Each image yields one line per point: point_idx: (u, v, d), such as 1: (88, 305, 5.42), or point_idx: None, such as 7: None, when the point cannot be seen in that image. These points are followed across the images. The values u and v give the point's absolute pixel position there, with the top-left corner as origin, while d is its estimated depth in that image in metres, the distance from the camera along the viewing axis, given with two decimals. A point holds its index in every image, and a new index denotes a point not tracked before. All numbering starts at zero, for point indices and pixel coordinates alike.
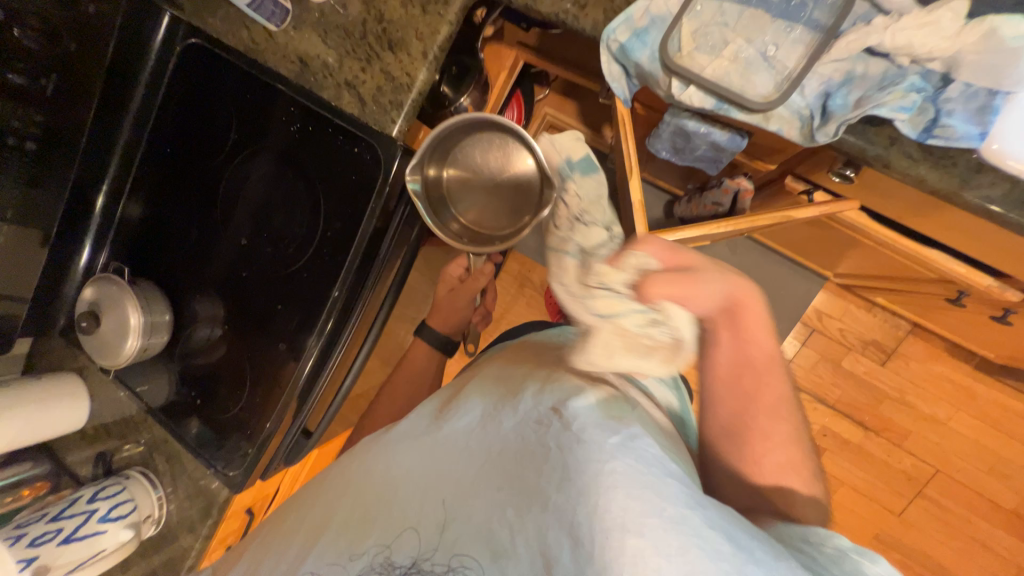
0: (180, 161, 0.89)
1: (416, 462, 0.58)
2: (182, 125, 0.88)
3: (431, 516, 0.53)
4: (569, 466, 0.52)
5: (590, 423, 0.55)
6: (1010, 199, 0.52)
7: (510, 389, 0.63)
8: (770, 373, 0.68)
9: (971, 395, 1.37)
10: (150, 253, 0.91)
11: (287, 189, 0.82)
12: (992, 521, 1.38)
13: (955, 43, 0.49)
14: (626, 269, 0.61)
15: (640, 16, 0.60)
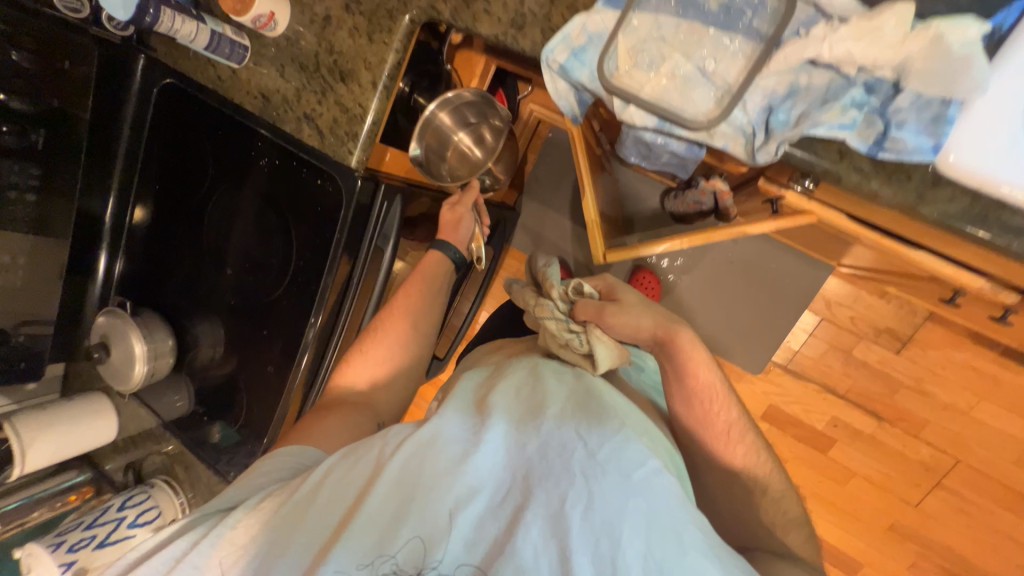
0: (180, 161, 0.92)
1: (442, 472, 0.60)
2: (178, 132, 0.91)
3: (458, 529, 0.57)
4: (593, 497, 0.55)
5: (617, 456, 0.58)
6: (970, 214, 0.48)
7: (536, 406, 0.65)
8: (714, 393, 0.75)
9: (997, 382, 1.28)
10: (167, 252, 0.96)
11: (260, 223, 0.86)
12: (1018, 513, 1.31)
13: (903, 51, 0.44)
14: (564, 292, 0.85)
15: (577, 34, 0.58)
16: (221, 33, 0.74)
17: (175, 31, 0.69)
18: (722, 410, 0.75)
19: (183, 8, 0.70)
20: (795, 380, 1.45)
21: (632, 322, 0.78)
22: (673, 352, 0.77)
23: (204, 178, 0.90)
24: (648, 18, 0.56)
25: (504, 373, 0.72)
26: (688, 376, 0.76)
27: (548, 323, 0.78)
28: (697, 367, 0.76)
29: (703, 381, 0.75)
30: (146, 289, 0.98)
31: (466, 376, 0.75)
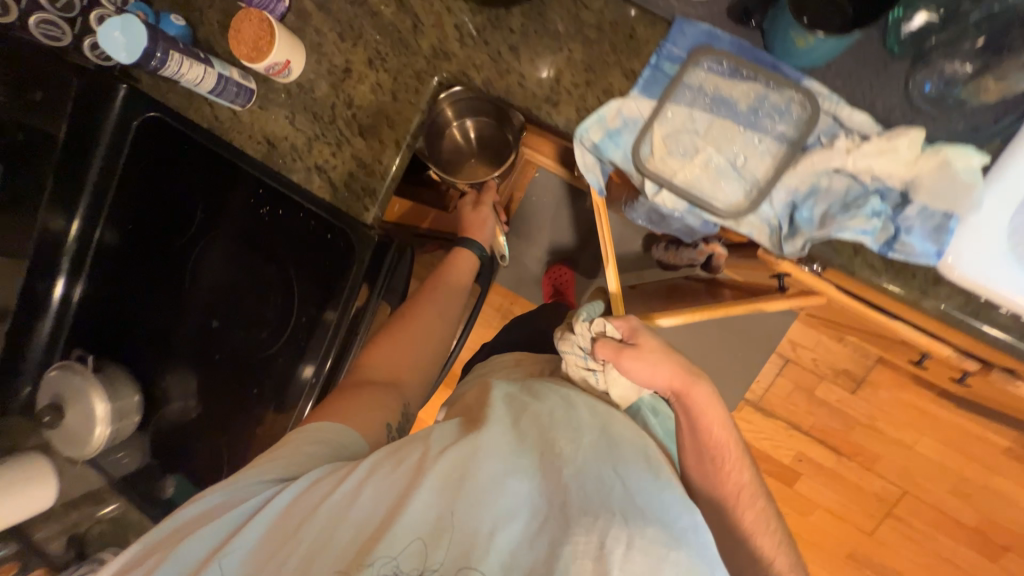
0: (166, 179, 0.83)
1: (484, 486, 0.57)
2: (166, 150, 0.83)
3: (498, 550, 0.54)
4: (635, 540, 0.52)
5: (654, 497, 0.57)
6: (964, 310, 0.54)
7: (574, 431, 0.63)
8: (729, 449, 0.78)
9: (935, 419, 1.43)
10: (140, 284, 0.86)
11: (254, 271, 0.80)
12: (955, 538, 1.45)
13: (915, 170, 0.51)
14: (589, 331, 0.81)
15: (612, 117, 0.61)
16: (229, 76, 0.70)
17: (180, 74, 0.65)
18: (734, 469, 0.78)
19: (191, 51, 0.65)
20: (765, 418, 1.54)
21: (649, 369, 0.77)
22: (690, 407, 0.78)
23: (196, 203, 0.82)
24: (682, 111, 0.59)
25: (538, 394, 0.70)
26: (702, 432, 0.78)
27: (569, 358, 0.81)
28: (712, 425, 0.78)
29: (716, 440, 0.78)
30: (111, 327, 0.87)
31: (498, 388, 0.73)
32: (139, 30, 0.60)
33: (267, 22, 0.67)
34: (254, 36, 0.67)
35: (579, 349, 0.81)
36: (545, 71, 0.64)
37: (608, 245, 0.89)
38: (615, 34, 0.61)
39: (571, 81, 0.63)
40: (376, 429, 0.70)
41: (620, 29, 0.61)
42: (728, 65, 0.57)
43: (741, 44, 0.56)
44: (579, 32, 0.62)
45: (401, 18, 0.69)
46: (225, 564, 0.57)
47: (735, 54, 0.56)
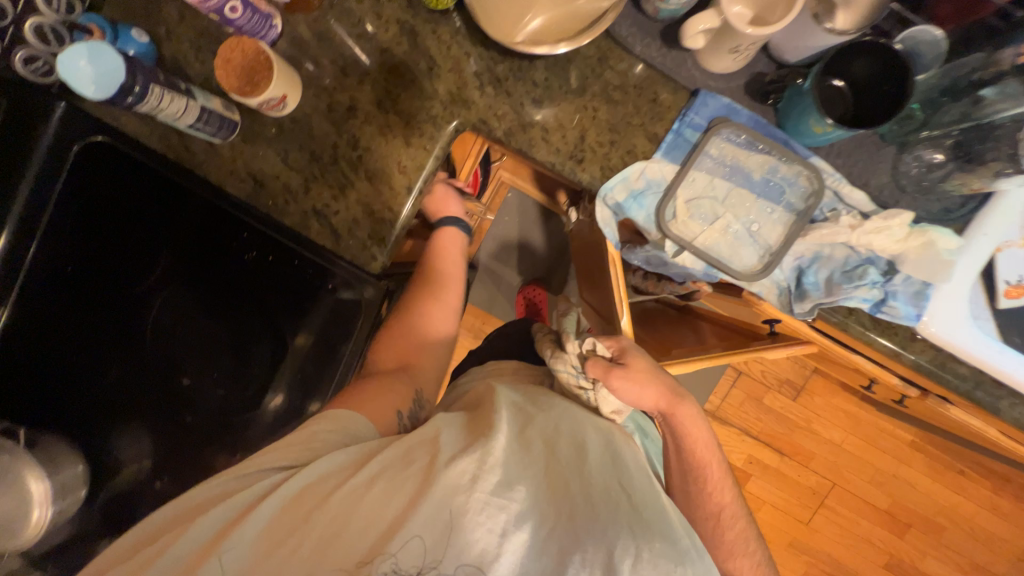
0: (129, 213, 0.72)
1: (496, 493, 0.52)
2: (134, 181, 0.71)
3: (507, 551, 0.51)
4: (641, 554, 0.51)
5: (659, 512, 0.56)
6: (934, 361, 0.62)
7: (582, 444, 0.60)
8: (714, 469, 0.74)
9: (858, 419, 1.64)
10: (85, 333, 0.71)
11: (235, 320, 0.75)
12: (873, 521, 1.67)
13: (903, 247, 0.58)
14: (575, 349, 0.72)
15: (636, 178, 0.62)
16: (211, 108, 0.61)
17: (159, 110, 0.58)
18: (718, 490, 0.73)
19: (172, 82, 0.58)
20: (720, 426, 1.67)
21: (637, 390, 0.69)
22: (676, 428, 0.73)
23: (175, 246, 0.73)
24: (702, 177, 0.62)
25: (547, 395, 0.67)
26: (686, 451, 0.74)
27: (563, 376, 0.72)
28: (695, 444, 0.73)
29: (699, 459, 0.73)
30: (31, 390, 0.69)
31: (502, 394, 0.66)
32: (111, 59, 0.53)
33: (264, 55, 0.60)
34: (245, 67, 0.60)
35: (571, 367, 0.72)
36: (570, 128, 0.64)
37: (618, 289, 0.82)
38: (639, 98, 0.62)
39: (595, 139, 0.63)
40: (386, 417, 0.63)
41: (643, 93, 0.62)
42: (745, 137, 0.60)
43: (757, 119, 0.60)
44: (603, 91, 0.63)
45: (415, 58, 0.65)
46: (227, 559, 0.49)
47: (752, 128, 0.60)
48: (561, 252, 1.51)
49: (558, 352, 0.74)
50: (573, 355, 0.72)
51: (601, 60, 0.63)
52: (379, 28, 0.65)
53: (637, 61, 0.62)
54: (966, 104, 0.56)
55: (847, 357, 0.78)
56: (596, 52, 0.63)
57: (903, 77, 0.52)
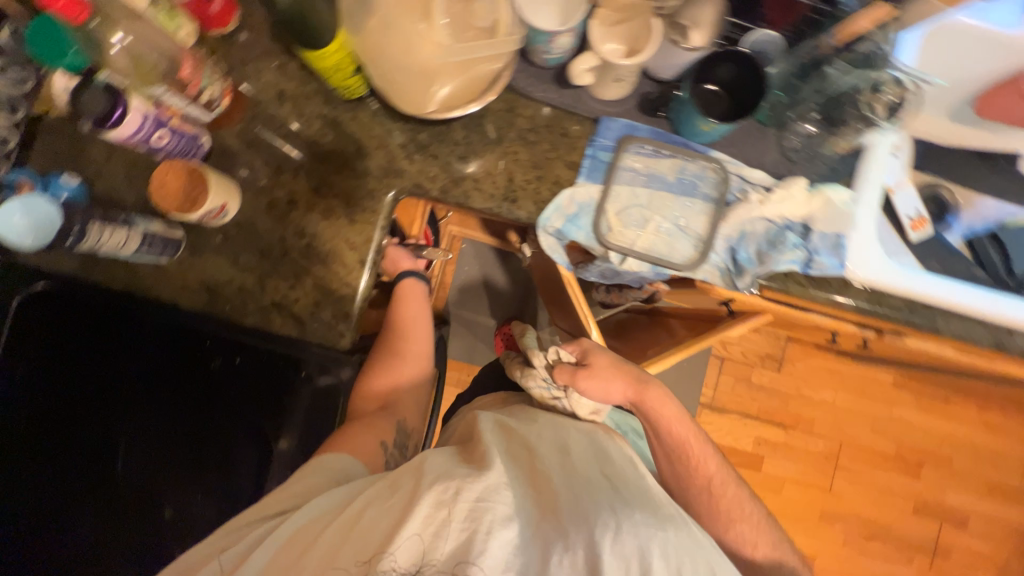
0: (85, 352, 0.68)
1: (481, 494, 0.50)
2: (88, 322, 0.69)
3: (494, 552, 0.46)
4: (625, 526, 0.49)
5: (639, 490, 0.56)
6: (871, 299, 0.68)
7: (561, 447, 0.61)
8: (696, 443, 0.73)
9: (841, 374, 1.71)
10: (60, 491, 0.65)
11: (216, 429, 0.72)
12: (888, 469, 1.70)
13: (809, 209, 0.65)
14: (542, 361, 0.77)
15: (568, 205, 0.68)
16: (153, 231, 0.63)
17: (99, 244, 0.59)
18: (703, 459, 0.73)
19: (109, 215, 0.59)
20: (721, 416, 1.69)
21: (603, 387, 0.72)
22: (648, 413, 0.73)
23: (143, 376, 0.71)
24: (625, 189, 0.68)
25: (531, 416, 0.69)
26: (662, 432, 0.73)
27: (536, 392, 0.76)
28: (670, 422, 0.73)
29: (676, 436, 0.73)
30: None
31: (483, 420, 0.68)
32: (47, 209, 0.54)
33: (197, 173, 0.63)
34: (183, 187, 0.63)
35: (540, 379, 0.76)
36: (500, 173, 0.69)
37: (583, 307, 0.89)
38: (551, 135, 0.69)
39: (523, 178, 0.69)
40: (371, 452, 0.65)
41: (554, 130, 0.69)
42: (651, 147, 0.68)
43: (656, 130, 0.68)
44: (519, 136, 0.69)
45: (342, 144, 0.70)
46: None
47: (653, 139, 0.68)
48: (526, 288, 1.56)
49: (526, 368, 0.78)
50: (540, 367, 0.77)
51: (510, 110, 0.69)
52: (303, 125, 0.70)
53: (541, 104, 0.69)
54: (816, 80, 0.64)
55: (798, 317, 0.84)
56: (504, 105, 0.69)
57: (754, 67, 0.61)
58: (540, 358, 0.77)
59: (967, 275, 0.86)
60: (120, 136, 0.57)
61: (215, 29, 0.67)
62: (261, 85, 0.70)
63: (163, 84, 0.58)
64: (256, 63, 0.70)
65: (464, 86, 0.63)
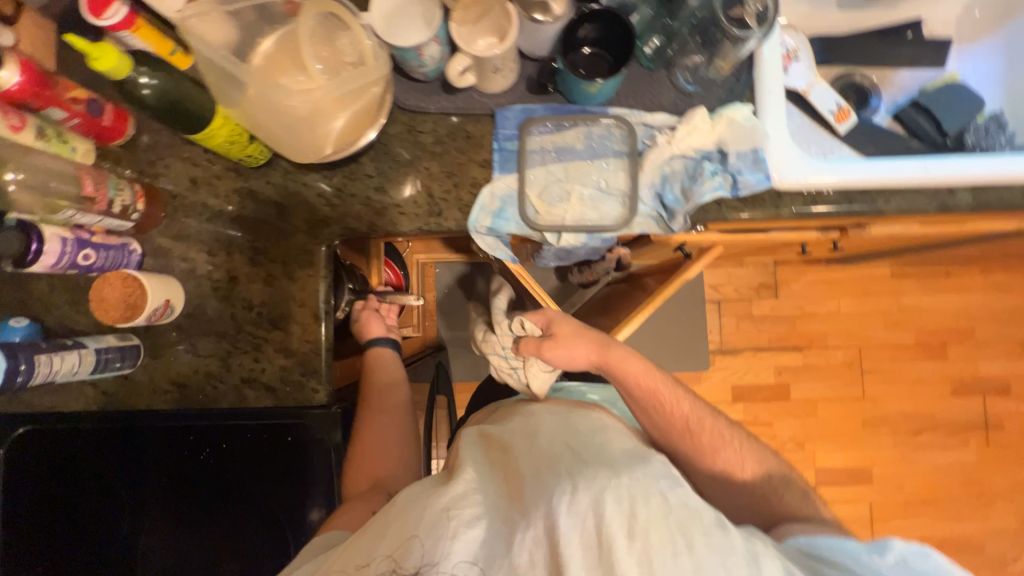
0: (94, 473, 0.71)
1: (447, 498, 0.56)
2: (87, 446, 0.71)
3: (462, 542, 0.52)
4: (578, 486, 0.55)
5: (600, 454, 0.62)
6: (803, 203, 0.69)
7: (529, 433, 0.69)
8: (668, 390, 0.76)
9: (840, 281, 1.68)
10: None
11: (228, 512, 0.73)
12: (913, 360, 1.68)
13: (717, 133, 0.66)
14: (506, 335, 1.00)
15: (491, 201, 0.69)
16: (106, 346, 0.65)
17: (53, 373, 0.61)
18: (674, 403, 0.75)
19: (56, 344, 0.62)
20: (735, 357, 1.68)
21: (568, 353, 0.79)
22: (614, 372, 0.77)
23: (137, 509, 0.72)
24: (539, 171, 0.69)
25: (506, 420, 0.76)
26: (632, 388, 0.76)
27: (496, 359, 0.98)
28: (637, 377, 0.76)
29: (646, 388, 0.76)
30: None
31: (465, 433, 0.74)
32: None
33: (130, 279, 0.64)
34: (121, 296, 0.64)
35: (500, 348, 0.99)
36: (419, 191, 0.71)
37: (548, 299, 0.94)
38: (456, 141, 0.71)
39: (441, 190, 0.70)
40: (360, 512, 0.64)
41: (457, 136, 0.71)
42: (552, 124, 0.69)
43: (552, 106, 0.69)
44: (426, 151, 0.71)
45: (264, 210, 0.72)
46: None
47: (552, 115, 0.69)
48: None
49: (494, 344, 1.01)
50: (501, 342, 1.00)
51: (411, 130, 0.71)
52: (222, 204, 0.72)
53: (439, 116, 0.71)
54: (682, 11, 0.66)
55: (751, 239, 0.85)
56: (403, 127, 0.71)
57: (615, 18, 0.63)
58: (503, 335, 1.01)
59: (904, 150, 0.87)
60: (44, 266, 0.59)
61: (114, 141, 0.69)
62: (172, 178, 0.72)
63: (72, 206, 0.59)
64: (162, 159, 0.71)
65: (359, 114, 0.64)
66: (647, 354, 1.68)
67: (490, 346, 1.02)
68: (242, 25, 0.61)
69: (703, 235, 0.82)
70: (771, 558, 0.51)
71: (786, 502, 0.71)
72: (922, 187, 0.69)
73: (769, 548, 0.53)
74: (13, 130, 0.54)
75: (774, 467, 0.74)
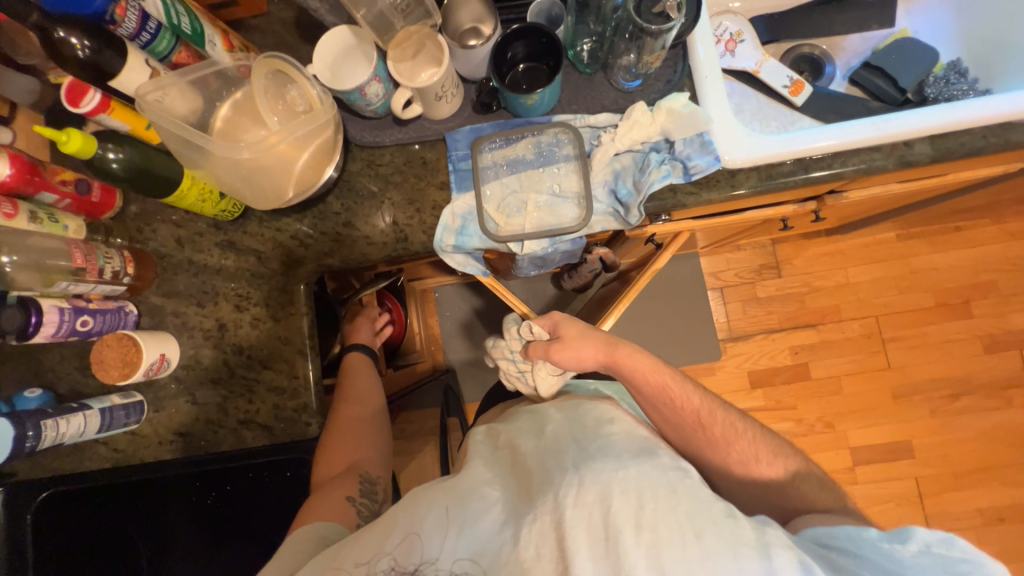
0: (113, 523, 0.76)
1: (453, 497, 0.58)
2: (102, 504, 0.75)
3: (467, 536, 0.55)
4: (585, 479, 0.55)
5: (606, 442, 0.61)
6: (761, 179, 0.69)
7: (537, 431, 0.67)
8: (679, 388, 0.75)
9: (843, 252, 1.64)
10: None
11: (238, 547, 0.78)
12: (936, 322, 1.60)
13: (659, 125, 0.67)
14: (513, 336, 0.93)
15: (452, 220, 0.71)
16: (111, 405, 0.69)
17: (62, 435, 0.65)
18: (685, 398, 0.74)
19: (63, 408, 0.66)
20: (747, 343, 1.63)
21: (577, 354, 0.77)
22: (623, 370, 0.76)
23: (161, 549, 0.77)
24: (495, 185, 0.71)
25: (516, 413, 0.76)
26: (641, 385, 0.75)
27: (505, 363, 0.92)
28: (645, 373, 0.76)
29: (655, 383, 0.75)
30: None
31: (475, 431, 0.75)
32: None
33: (126, 339, 0.69)
34: (119, 356, 0.69)
35: (510, 352, 0.93)
36: (384, 224, 0.73)
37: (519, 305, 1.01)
38: (414, 167, 0.74)
39: (404, 216, 0.73)
40: (345, 511, 0.67)
41: (414, 163, 0.74)
42: (500, 139, 0.72)
43: (498, 123, 0.72)
44: (386, 182, 0.74)
45: (243, 259, 0.76)
46: None
47: (500, 130, 0.71)
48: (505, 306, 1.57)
49: (503, 347, 0.94)
50: (511, 346, 0.93)
51: (370, 164, 0.74)
52: (206, 258, 0.76)
53: (394, 147, 0.74)
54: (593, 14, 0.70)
55: (720, 220, 0.84)
56: (362, 162, 0.74)
57: (541, 32, 0.66)
58: (512, 339, 0.93)
59: (865, 111, 0.87)
60: (45, 336, 0.64)
61: (104, 215, 0.74)
62: (160, 242, 0.77)
63: (65, 278, 0.65)
64: (148, 226, 0.77)
65: (318, 152, 0.68)
66: (655, 351, 1.65)
67: (499, 350, 0.94)
68: (206, 92, 0.66)
69: (670, 223, 0.82)
70: (785, 544, 0.50)
71: (798, 486, 0.69)
72: (878, 145, 0.68)
73: (783, 534, 0.51)
74: (8, 218, 0.60)
75: (781, 449, 0.72)
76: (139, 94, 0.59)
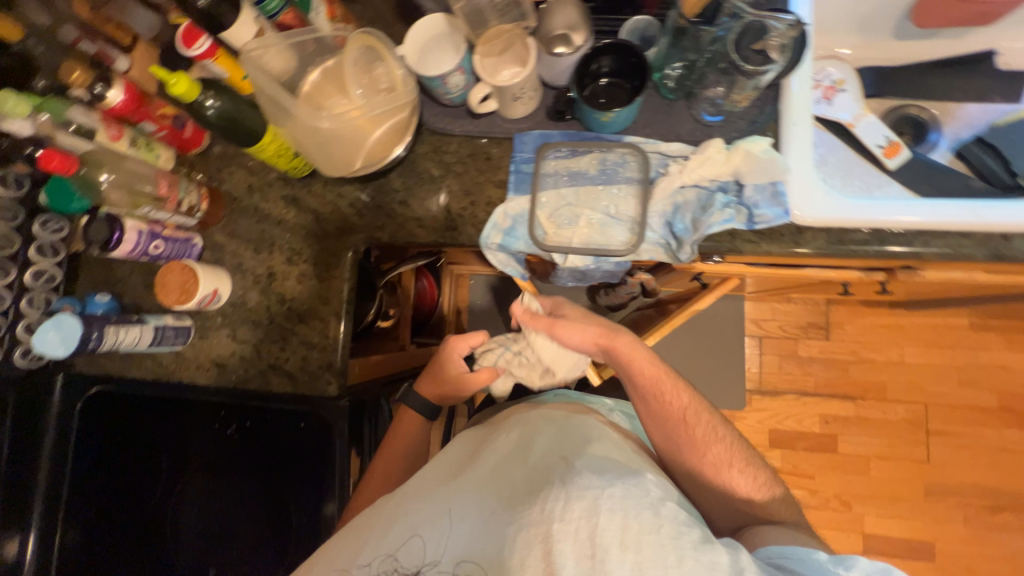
0: (142, 428, 0.83)
1: (445, 499, 0.60)
2: (138, 409, 0.82)
3: (457, 537, 0.56)
4: (571, 494, 0.55)
5: (593, 460, 0.61)
6: (829, 241, 0.65)
7: (524, 446, 0.67)
8: (666, 382, 0.73)
9: (903, 328, 1.52)
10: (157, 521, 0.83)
11: (244, 474, 0.83)
12: (994, 425, 1.46)
13: (733, 165, 0.64)
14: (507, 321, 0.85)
15: (503, 220, 0.72)
16: (164, 324, 0.76)
17: (120, 342, 0.72)
18: (673, 394, 0.73)
19: (124, 318, 0.73)
20: (774, 399, 1.56)
21: (578, 333, 0.78)
22: (616, 357, 0.76)
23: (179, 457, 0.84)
24: (551, 194, 0.72)
25: (505, 419, 0.76)
26: (634, 375, 0.74)
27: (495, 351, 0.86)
28: (640, 363, 0.74)
29: (648, 375, 0.73)
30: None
31: (462, 437, 0.76)
32: (71, 323, 0.68)
33: (188, 267, 0.75)
34: (180, 282, 0.75)
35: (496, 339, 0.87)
36: (437, 207, 0.75)
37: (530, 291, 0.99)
38: (477, 161, 0.75)
39: (458, 207, 0.74)
40: None
41: (478, 157, 0.75)
42: (567, 149, 0.71)
43: (568, 132, 0.71)
44: (448, 169, 0.75)
45: (303, 216, 0.80)
46: None
47: (568, 140, 0.71)
48: None
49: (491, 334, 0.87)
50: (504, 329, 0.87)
51: (437, 150, 0.76)
52: (271, 208, 0.81)
53: (463, 137, 0.75)
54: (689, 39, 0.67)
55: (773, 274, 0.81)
56: (429, 147, 0.76)
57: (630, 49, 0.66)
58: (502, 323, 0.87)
59: (964, 189, 0.79)
60: (122, 253, 0.71)
61: (191, 150, 0.80)
62: (233, 184, 0.82)
63: (149, 204, 0.71)
64: (226, 168, 0.82)
65: (391, 131, 0.70)
66: None
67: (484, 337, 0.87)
68: (302, 54, 0.69)
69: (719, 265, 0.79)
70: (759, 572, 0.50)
71: None
72: (970, 232, 0.63)
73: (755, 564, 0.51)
74: (112, 139, 0.68)
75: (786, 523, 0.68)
76: (245, 48, 0.64)
